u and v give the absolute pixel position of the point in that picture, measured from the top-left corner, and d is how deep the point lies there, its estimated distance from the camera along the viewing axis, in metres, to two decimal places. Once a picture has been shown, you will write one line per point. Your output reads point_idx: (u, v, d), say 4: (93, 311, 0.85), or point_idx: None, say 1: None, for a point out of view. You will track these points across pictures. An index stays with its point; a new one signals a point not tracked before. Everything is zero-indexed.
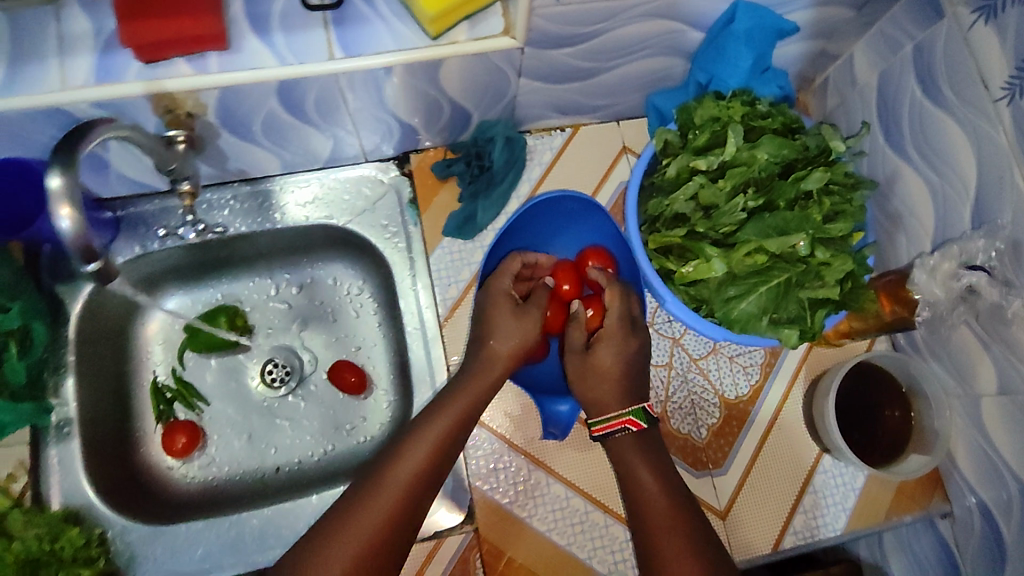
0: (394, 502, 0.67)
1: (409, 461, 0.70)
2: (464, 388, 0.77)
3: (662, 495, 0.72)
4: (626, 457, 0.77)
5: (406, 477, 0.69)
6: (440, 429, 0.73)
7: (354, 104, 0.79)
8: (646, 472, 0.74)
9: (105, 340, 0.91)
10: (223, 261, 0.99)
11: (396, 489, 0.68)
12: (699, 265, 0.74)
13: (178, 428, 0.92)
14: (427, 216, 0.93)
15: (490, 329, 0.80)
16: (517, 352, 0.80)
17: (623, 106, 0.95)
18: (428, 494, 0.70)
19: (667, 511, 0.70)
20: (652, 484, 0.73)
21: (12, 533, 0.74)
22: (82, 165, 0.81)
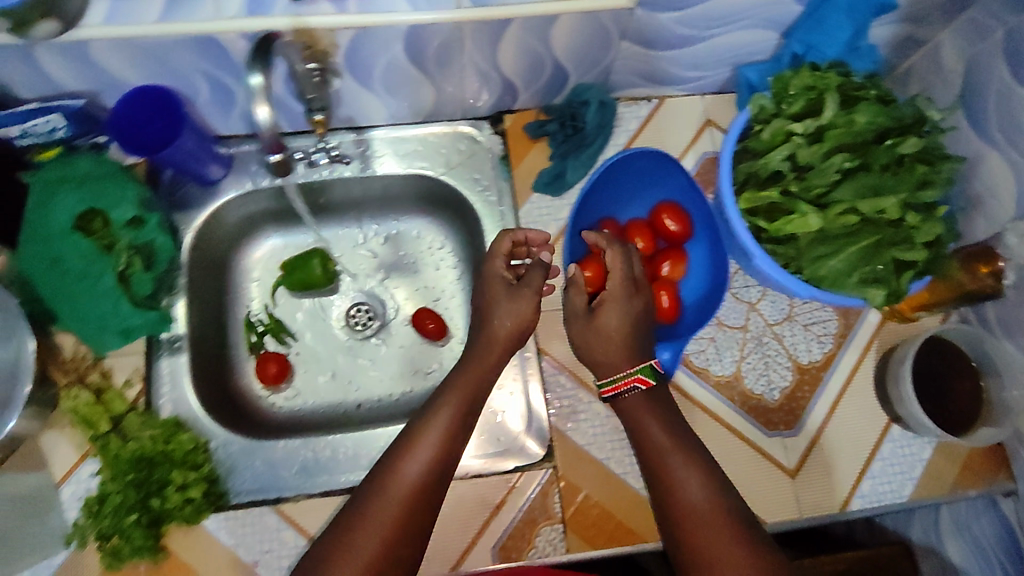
0: (401, 503, 0.68)
1: (413, 458, 0.71)
2: (462, 381, 0.78)
3: (680, 460, 0.72)
4: (639, 417, 0.77)
5: (411, 476, 0.70)
6: (437, 424, 0.74)
7: (468, 56, 0.84)
8: (663, 439, 0.74)
9: (209, 270, 0.97)
10: (318, 207, 1.04)
11: (402, 489, 0.69)
12: (794, 220, 0.77)
13: (270, 358, 0.98)
14: (517, 173, 0.98)
15: (488, 311, 0.82)
16: (517, 329, 0.81)
17: (711, 80, 0.98)
18: (438, 487, 0.71)
19: (689, 479, 0.71)
20: (669, 450, 0.73)
21: (129, 433, 0.80)
22: (211, 101, 0.85)
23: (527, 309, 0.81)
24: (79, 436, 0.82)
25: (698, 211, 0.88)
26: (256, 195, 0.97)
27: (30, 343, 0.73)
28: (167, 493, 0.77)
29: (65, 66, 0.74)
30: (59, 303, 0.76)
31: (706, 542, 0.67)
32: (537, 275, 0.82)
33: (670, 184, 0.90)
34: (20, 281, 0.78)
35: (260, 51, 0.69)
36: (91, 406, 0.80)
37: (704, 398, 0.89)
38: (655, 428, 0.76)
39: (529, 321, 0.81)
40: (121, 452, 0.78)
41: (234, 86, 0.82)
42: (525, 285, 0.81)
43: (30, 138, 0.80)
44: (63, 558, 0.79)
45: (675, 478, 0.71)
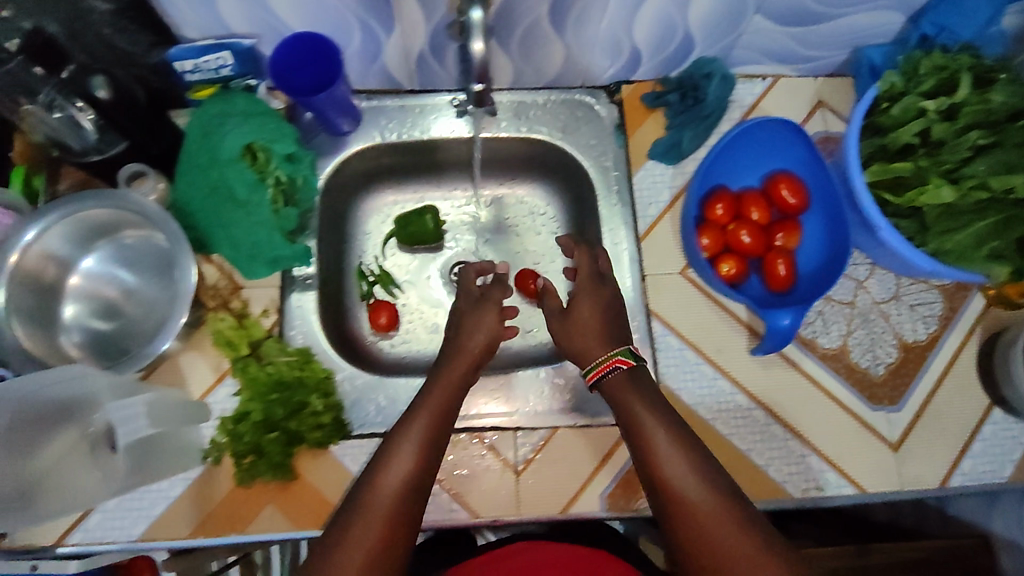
0: (392, 501, 0.69)
1: (399, 461, 0.71)
2: (435, 393, 0.78)
3: (668, 444, 0.72)
4: (625, 397, 0.77)
5: (399, 476, 0.70)
6: (418, 427, 0.74)
7: (607, 22, 0.87)
8: (650, 422, 0.73)
9: (331, 218, 1.02)
10: (432, 166, 1.08)
11: (390, 491, 0.69)
12: (926, 191, 0.80)
13: (382, 307, 1.02)
14: (631, 141, 1.00)
15: (460, 328, 0.88)
16: (485, 345, 0.85)
17: (828, 61, 1.00)
18: (427, 480, 0.72)
19: (678, 465, 0.70)
20: (659, 434, 0.72)
21: (266, 357, 0.85)
22: (357, 50, 0.89)
23: (493, 321, 0.87)
24: (217, 358, 0.86)
25: (817, 183, 0.90)
26: (379, 149, 1.01)
27: (191, 274, 0.78)
28: (302, 415, 0.82)
29: (240, 7, 0.77)
30: (214, 231, 0.81)
31: (709, 528, 0.67)
32: (496, 293, 0.92)
33: (789, 155, 0.91)
34: (181, 207, 0.83)
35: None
36: (234, 330, 0.84)
37: (812, 368, 0.92)
38: (640, 408, 0.75)
39: (495, 331, 0.87)
40: (260, 376, 0.83)
41: (384, 39, 0.87)
42: (490, 300, 0.90)
43: (194, 74, 0.83)
44: (198, 473, 0.83)
45: (666, 460, 0.71)
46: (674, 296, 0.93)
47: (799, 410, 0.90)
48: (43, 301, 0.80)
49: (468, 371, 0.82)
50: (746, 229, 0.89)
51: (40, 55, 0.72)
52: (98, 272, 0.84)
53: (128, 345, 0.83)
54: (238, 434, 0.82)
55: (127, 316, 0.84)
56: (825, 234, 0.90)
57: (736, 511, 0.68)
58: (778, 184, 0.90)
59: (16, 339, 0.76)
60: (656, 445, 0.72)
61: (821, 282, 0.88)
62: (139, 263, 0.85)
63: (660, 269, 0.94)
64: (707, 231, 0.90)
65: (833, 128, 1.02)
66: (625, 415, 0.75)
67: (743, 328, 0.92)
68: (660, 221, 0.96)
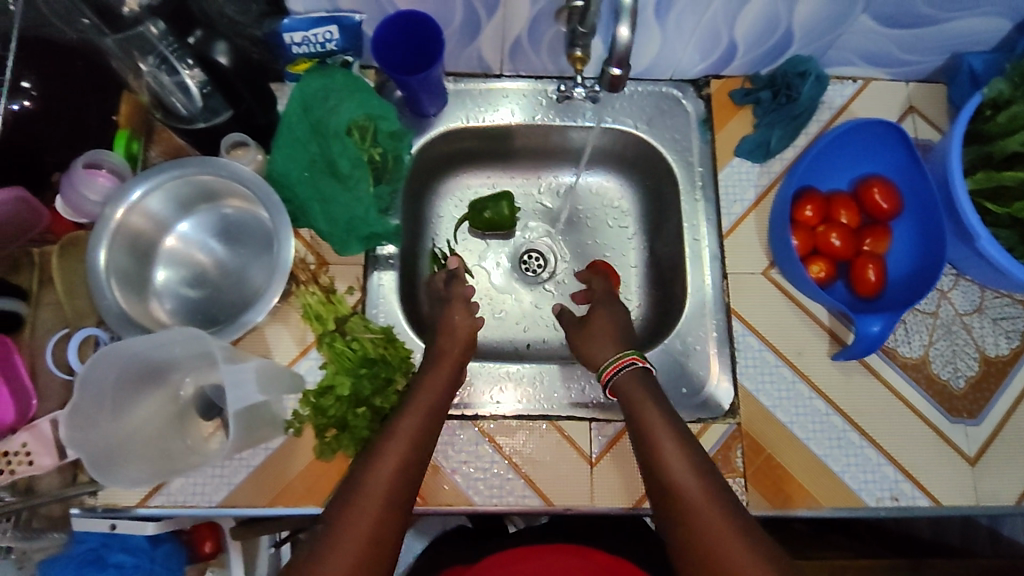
0: (381, 495, 0.71)
1: (390, 457, 0.73)
2: (420, 398, 0.79)
3: (667, 436, 0.76)
4: (631, 392, 0.81)
5: (387, 473, 0.72)
6: (409, 426, 0.76)
7: (710, 15, 0.86)
8: (652, 416, 0.78)
9: (409, 200, 1.02)
10: (509, 152, 1.08)
11: (380, 486, 0.71)
12: None
13: None
14: (717, 138, 0.99)
15: (438, 329, 0.89)
16: (466, 338, 0.87)
17: (925, 66, 0.98)
18: (414, 477, 0.74)
19: (673, 456, 0.74)
20: (658, 427, 0.77)
21: (352, 333, 0.85)
22: (455, 31, 0.89)
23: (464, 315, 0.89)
24: (302, 330, 0.87)
25: (911, 189, 0.89)
26: (461, 132, 1.01)
27: (289, 247, 0.79)
28: (387, 392, 0.84)
29: None
30: (310, 205, 0.82)
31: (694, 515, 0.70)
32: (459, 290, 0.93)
33: (884, 159, 0.90)
34: (277, 180, 0.83)
35: None
36: (321, 304, 0.85)
37: (891, 376, 0.91)
38: (642, 402, 0.80)
39: (470, 328, 0.88)
40: (346, 352, 0.83)
41: (482, 21, 0.87)
42: (454, 299, 0.92)
43: (299, 48, 0.83)
44: (280, 443, 0.84)
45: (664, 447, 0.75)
46: (755, 296, 0.93)
47: (877, 418, 0.89)
48: (139, 264, 0.81)
49: (450, 375, 0.82)
50: (837, 233, 0.88)
51: (173, 16, 0.74)
52: (192, 238, 0.85)
53: (218, 314, 0.84)
54: (323, 408, 0.82)
55: (218, 284, 0.85)
56: (915, 242, 0.89)
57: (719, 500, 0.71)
58: (871, 189, 0.89)
59: (116, 303, 0.76)
60: (656, 437, 0.76)
61: (911, 290, 0.87)
62: (231, 233, 0.86)
63: (742, 269, 0.94)
64: (797, 231, 0.89)
65: (924, 136, 0.99)
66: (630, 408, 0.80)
67: (826, 332, 0.91)
68: (745, 219, 0.95)
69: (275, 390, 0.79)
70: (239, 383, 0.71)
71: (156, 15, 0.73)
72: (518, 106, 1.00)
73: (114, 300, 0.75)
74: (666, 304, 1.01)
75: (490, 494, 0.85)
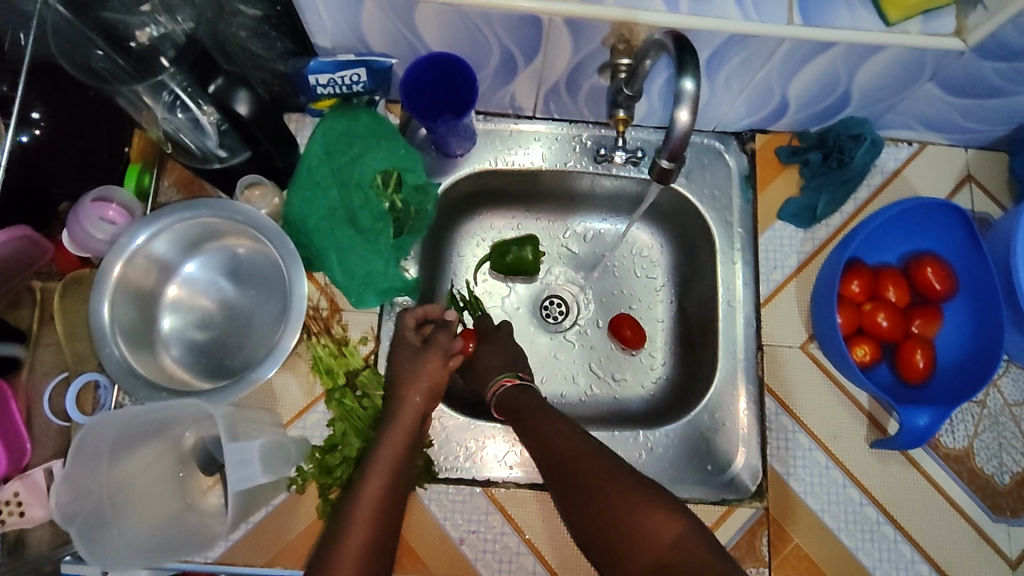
0: (360, 553, 0.65)
1: (362, 505, 0.68)
2: (383, 447, 0.72)
3: (592, 469, 0.72)
4: (536, 420, 0.79)
5: (364, 522, 0.67)
6: (377, 475, 0.70)
7: (763, 75, 0.80)
8: (569, 446, 0.75)
9: (430, 240, 0.97)
10: (536, 195, 1.02)
11: (356, 545, 0.65)
12: None
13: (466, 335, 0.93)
14: (759, 198, 0.93)
15: (402, 378, 0.78)
16: (432, 392, 0.78)
17: (988, 134, 0.91)
18: (392, 529, 0.68)
19: (609, 486, 0.71)
20: (579, 463, 0.73)
21: (364, 389, 0.81)
22: (489, 74, 0.84)
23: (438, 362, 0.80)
24: (311, 382, 0.83)
25: (966, 271, 0.84)
26: (490, 174, 0.96)
27: (302, 298, 0.74)
28: None
29: (382, 21, 0.73)
30: (327, 255, 0.79)
31: (647, 546, 0.66)
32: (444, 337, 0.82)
33: (941, 238, 0.85)
34: (294, 224, 0.80)
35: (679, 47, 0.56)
36: (333, 358, 0.81)
37: (931, 468, 0.85)
38: (553, 430, 0.77)
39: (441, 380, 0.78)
40: (357, 410, 0.80)
41: (520, 66, 0.82)
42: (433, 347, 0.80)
43: (325, 89, 0.79)
44: (281, 500, 0.80)
45: (594, 478, 0.72)
46: (792, 371, 0.88)
47: (915, 512, 0.84)
48: (145, 309, 0.78)
49: (417, 419, 0.76)
50: (885, 313, 0.83)
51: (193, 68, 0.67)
52: (200, 279, 0.81)
53: (226, 359, 0.80)
54: (328, 468, 0.77)
55: (225, 328, 0.80)
56: (966, 327, 0.84)
57: (680, 528, 0.67)
58: (924, 268, 0.83)
59: (123, 358, 0.73)
60: (582, 473, 0.72)
61: (960, 380, 0.82)
62: (241, 273, 0.81)
63: (779, 341, 0.89)
64: (842, 308, 0.84)
65: (980, 208, 0.94)
66: (543, 445, 0.76)
67: (865, 416, 0.86)
68: (785, 288, 0.90)
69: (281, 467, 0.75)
70: (244, 463, 0.67)
71: (179, 63, 0.67)
72: (548, 150, 0.95)
73: (119, 355, 0.72)
74: (693, 369, 0.95)
75: (498, 567, 0.81)
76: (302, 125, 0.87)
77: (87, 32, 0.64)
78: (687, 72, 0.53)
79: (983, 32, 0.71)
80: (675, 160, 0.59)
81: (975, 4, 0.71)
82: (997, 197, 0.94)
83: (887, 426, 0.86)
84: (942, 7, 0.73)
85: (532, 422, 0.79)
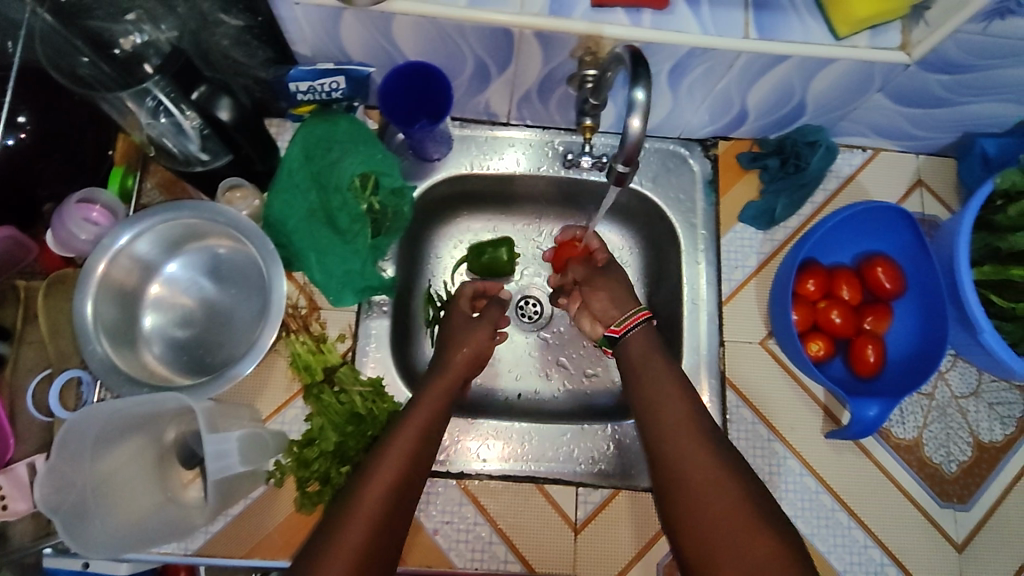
0: (395, 471, 0.69)
1: (409, 429, 0.73)
2: (432, 393, 0.80)
3: (689, 425, 0.76)
4: (646, 363, 0.84)
5: (406, 445, 0.72)
6: (424, 411, 0.77)
7: (723, 85, 0.84)
8: (673, 399, 0.79)
9: (408, 240, 1.00)
10: (512, 198, 1.05)
11: (393, 463, 0.70)
12: None
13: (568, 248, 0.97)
14: (721, 202, 0.98)
15: (451, 342, 0.89)
16: (473, 359, 0.87)
17: (936, 142, 0.97)
18: (426, 459, 0.73)
19: (689, 451, 0.73)
20: (679, 417, 0.77)
21: (342, 385, 0.83)
22: (465, 82, 0.88)
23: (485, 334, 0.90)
24: (290, 378, 0.86)
25: (915, 271, 0.88)
26: (467, 178, 0.99)
27: (281, 295, 0.77)
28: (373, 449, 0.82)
29: (359, 31, 0.77)
30: (306, 254, 0.82)
31: (711, 495, 0.69)
32: (495, 313, 0.95)
33: (890, 239, 0.90)
34: (273, 224, 0.82)
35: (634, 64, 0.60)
36: (311, 355, 0.83)
37: (883, 457, 0.90)
38: (658, 379, 0.81)
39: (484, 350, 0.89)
40: (333, 405, 0.82)
41: (493, 75, 0.85)
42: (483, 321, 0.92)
43: (304, 95, 0.82)
44: (260, 492, 0.83)
45: (682, 431, 0.76)
46: (751, 366, 0.92)
47: (868, 500, 0.88)
48: (127, 307, 0.80)
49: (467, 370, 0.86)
50: (838, 310, 0.88)
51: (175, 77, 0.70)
52: (181, 278, 0.83)
53: (208, 355, 0.82)
54: (306, 461, 0.80)
55: (205, 325, 0.83)
56: (916, 323, 0.89)
57: (742, 484, 0.70)
58: (874, 268, 0.88)
59: (105, 355, 0.75)
60: (673, 424, 0.76)
61: (908, 374, 0.87)
62: (224, 272, 0.84)
63: (740, 337, 0.93)
64: (797, 306, 0.89)
65: (930, 212, 0.99)
66: (641, 390, 0.82)
67: (820, 409, 0.91)
68: (745, 286, 0.95)
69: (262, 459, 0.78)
70: (222, 454, 0.70)
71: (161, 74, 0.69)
72: (520, 156, 0.99)
73: (102, 352, 0.75)
74: None
75: (471, 556, 0.85)
76: (283, 130, 0.91)
77: (74, 40, 0.69)
78: (637, 83, 0.55)
79: (926, 47, 0.75)
80: (627, 162, 0.62)
81: (918, 20, 0.75)
82: (946, 201, 0.99)
83: (840, 418, 0.91)
84: (888, 22, 0.77)
85: (641, 363, 0.84)
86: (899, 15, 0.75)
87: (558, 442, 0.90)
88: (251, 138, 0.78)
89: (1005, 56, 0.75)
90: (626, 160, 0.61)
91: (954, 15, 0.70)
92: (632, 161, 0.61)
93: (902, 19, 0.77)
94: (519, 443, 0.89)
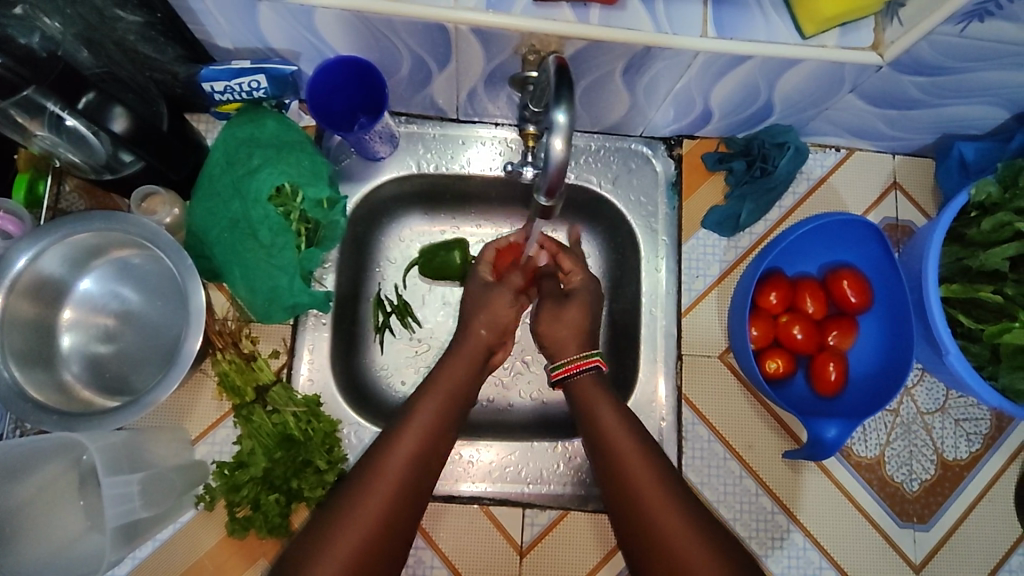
0: (395, 477, 0.68)
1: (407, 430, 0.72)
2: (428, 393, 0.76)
3: (643, 467, 0.69)
4: (597, 403, 0.75)
5: (404, 455, 0.70)
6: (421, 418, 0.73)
7: (681, 85, 0.78)
8: (618, 431, 0.72)
9: (353, 242, 0.92)
10: (470, 195, 0.95)
11: (391, 472, 0.68)
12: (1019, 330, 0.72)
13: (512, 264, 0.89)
14: (684, 205, 0.92)
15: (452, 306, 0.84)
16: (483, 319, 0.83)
17: (915, 143, 0.90)
18: (431, 462, 0.71)
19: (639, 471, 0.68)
20: (639, 469, 0.68)
21: (274, 405, 0.79)
22: (406, 79, 0.81)
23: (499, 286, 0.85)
24: (220, 398, 0.82)
25: (881, 284, 0.85)
26: (416, 176, 0.91)
27: (199, 313, 0.71)
28: (304, 475, 0.77)
29: (279, 23, 0.69)
30: (230, 268, 0.78)
31: (670, 538, 0.63)
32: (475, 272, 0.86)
33: (857, 250, 0.86)
34: (196, 234, 0.78)
35: (563, 84, 0.58)
36: (239, 373, 0.79)
37: (843, 476, 0.87)
38: (611, 422, 0.73)
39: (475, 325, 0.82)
40: (264, 426, 0.77)
41: (434, 71, 0.78)
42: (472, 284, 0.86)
43: (223, 96, 0.76)
44: (189, 517, 0.79)
45: (648, 487, 0.67)
46: (708, 381, 0.89)
47: (826, 520, 0.86)
48: (38, 327, 0.74)
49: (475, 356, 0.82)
50: (800, 325, 0.84)
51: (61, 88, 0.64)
52: (97, 294, 0.78)
53: (129, 374, 0.78)
54: (236, 485, 0.76)
55: (125, 342, 0.78)
56: (880, 340, 0.86)
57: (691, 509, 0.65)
58: (838, 281, 0.84)
59: (13, 380, 0.70)
60: (626, 458, 0.69)
61: (869, 393, 0.85)
62: (142, 285, 0.79)
63: (698, 351, 0.89)
64: (757, 321, 0.85)
65: (905, 216, 0.93)
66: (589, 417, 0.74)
67: (778, 426, 0.88)
68: (706, 296, 0.90)
69: (165, 501, 0.74)
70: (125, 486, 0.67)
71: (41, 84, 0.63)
72: (467, 155, 0.91)
73: (9, 378, 0.69)
74: None
75: None
76: (212, 126, 0.86)
77: None
78: (559, 104, 0.56)
79: (899, 48, 0.68)
80: (551, 194, 0.61)
81: (891, 18, 0.69)
82: (923, 206, 0.94)
83: (800, 436, 0.87)
84: (860, 19, 0.70)
85: (588, 404, 0.75)
86: (870, 12, 0.69)
87: (504, 462, 0.87)
88: (157, 148, 0.74)
89: (985, 58, 0.69)
90: (549, 191, 0.60)
91: (924, 19, 0.65)
92: (555, 190, 0.60)
93: (875, 15, 0.70)
94: (469, 466, 0.86)
